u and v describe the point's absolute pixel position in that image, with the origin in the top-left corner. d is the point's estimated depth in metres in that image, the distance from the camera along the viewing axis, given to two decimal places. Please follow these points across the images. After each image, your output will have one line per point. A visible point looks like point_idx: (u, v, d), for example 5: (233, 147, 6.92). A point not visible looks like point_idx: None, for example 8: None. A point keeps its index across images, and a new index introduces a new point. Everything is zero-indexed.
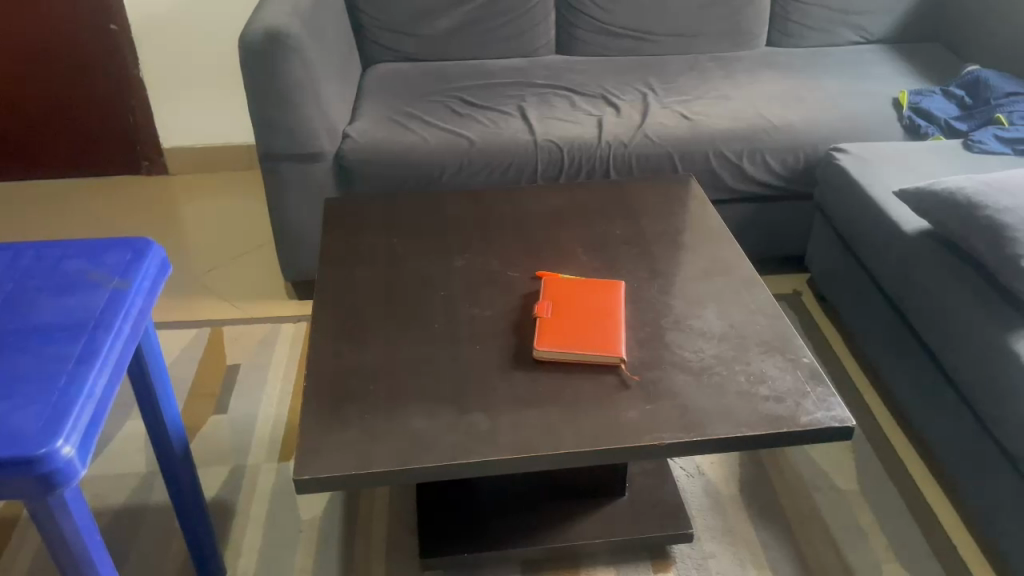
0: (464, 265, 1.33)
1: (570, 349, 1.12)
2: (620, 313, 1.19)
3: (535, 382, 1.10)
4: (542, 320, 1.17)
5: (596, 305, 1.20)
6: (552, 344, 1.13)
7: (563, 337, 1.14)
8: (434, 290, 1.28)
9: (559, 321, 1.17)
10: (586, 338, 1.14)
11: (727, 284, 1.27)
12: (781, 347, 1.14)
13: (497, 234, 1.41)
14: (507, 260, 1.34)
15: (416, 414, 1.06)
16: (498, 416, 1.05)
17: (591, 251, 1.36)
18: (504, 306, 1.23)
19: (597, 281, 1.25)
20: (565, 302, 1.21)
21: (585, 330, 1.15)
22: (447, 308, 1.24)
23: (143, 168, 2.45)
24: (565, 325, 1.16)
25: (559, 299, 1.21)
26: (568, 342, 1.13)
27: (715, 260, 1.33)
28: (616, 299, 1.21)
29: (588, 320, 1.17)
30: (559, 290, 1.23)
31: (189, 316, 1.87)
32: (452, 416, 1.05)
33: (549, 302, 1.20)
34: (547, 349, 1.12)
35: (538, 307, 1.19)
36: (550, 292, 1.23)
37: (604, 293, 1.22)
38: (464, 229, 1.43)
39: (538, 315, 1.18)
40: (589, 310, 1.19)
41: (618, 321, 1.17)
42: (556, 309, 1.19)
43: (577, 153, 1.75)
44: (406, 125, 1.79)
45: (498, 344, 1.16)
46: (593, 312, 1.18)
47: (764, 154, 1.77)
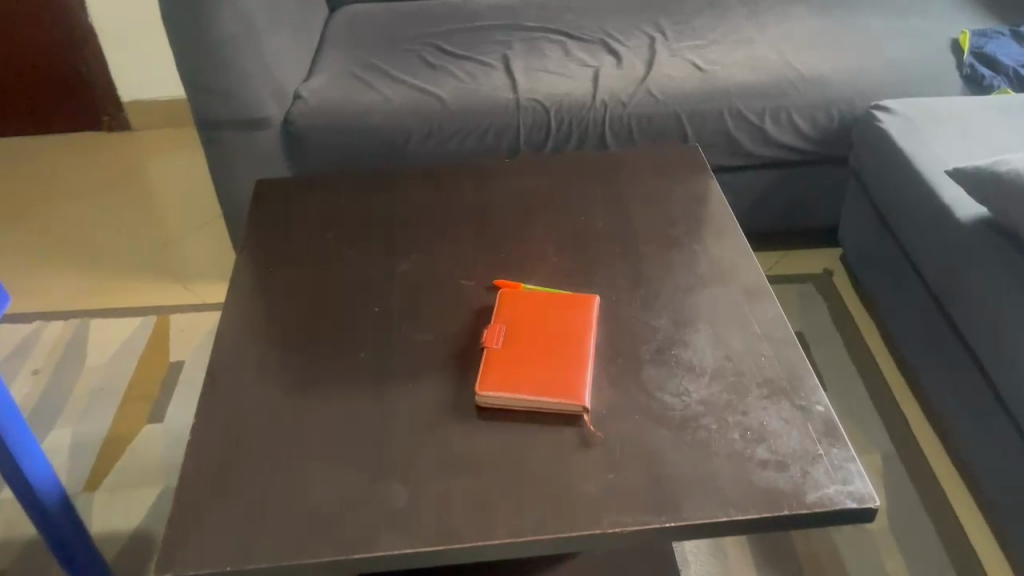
0: (408, 269, 1.10)
1: (521, 396, 0.89)
2: (589, 343, 0.95)
3: (473, 440, 0.87)
4: (489, 352, 0.94)
5: (558, 333, 0.96)
6: (500, 389, 0.90)
7: (515, 377, 0.91)
8: (366, 304, 1.05)
9: (512, 354, 0.94)
10: (543, 380, 0.91)
11: (728, 296, 1.02)
12: (790, 389, 0.90)
13: (453, 226, 1.17)
14: (461, 262, 1.10)
15: (318, 481, 0.84)
16: (419, 486, 0.83)
17: (564, 251, 1.11)
18: (447, 327, 1.00)
19: (564, 296, 1.01)
20: (523, 325, 0.97)
21: (543, 369, 0.92)
22: (378, 330, 1.01)
23: (103, 123, 2.24)
24: (518, 360, 0.93)
25: (514, 321, 0.98)
26: (519, 386, 0.90)
27: (715, 263, 1.07)
28: (585, 322, 0.98)
29: (548, 354, 0.94)
30: (515, 308, 0.99)
31: (134, 300, 1.67)
32: (362, 485, 0.84)
33: (501, 326, 0.97)
34: (490, 394, 0.90)
35: (487, 332, 0.96)
36: (504, 312, 0.99)
37: (571, 314, 0.99)
38: (414, 217, 1.19)
39: (485, 345, 0.95)
40: (550, 338, 0.96)
41: (586, 356, 0.94)
42: (508, 336, 0.96)
43: (566, 114, 1.48)
44: (368, 81, 1.54)
45: (433, 381, 0.94)
46: (556, 342, 0.95)
47: (789, 112, 1.48)
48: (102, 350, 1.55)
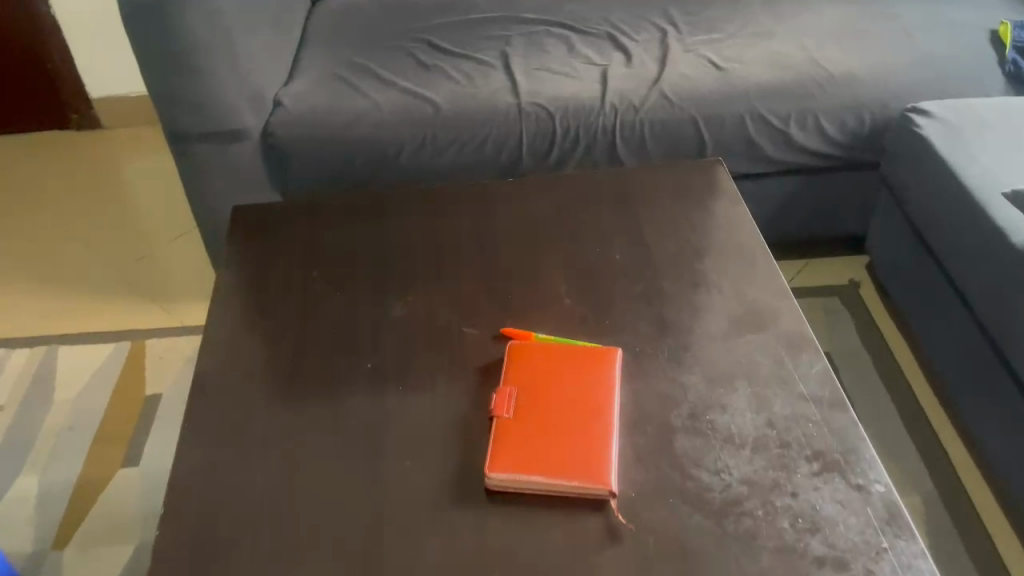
0: (403, 315, 0.97)
1: (538, 478, 0.78)
2: (612, 408, 0.84)
3: (483, 534, 0.76)
4: (499, 423, 0.83)
5: (577, 398, 0.85)
6: (512, 469, 0.79)
7: (529, 454, 0.80)
8: (357, 359, 0.93)
9: (525, 424, 0.82)
10: (562, 458, 0.79)
11: (765, 346, 0.91)
12: (844, 465, 0.79)
13: (452, 261, 1.05)
14: (463, 306, 0.98)
15: None
16: None
17: (578, 292, 0.99)
18: (449, 389, 0.88)
19: (582, 349, 0.90)
20: (536, 387, 0.86)
21: (561, 443, 0.81)
22: (370, 392, 0.89)
23: (71, 122, 2.09)
24: (533, 432, 0.82)
25: (526, 383, 0.86)
26: (534, 465, 0.79)
27: (750, 304, 0.96)
28: (607, 382, 0.86)
29: (566, 425, 0.82)
30: (527, 366, 0.88)
31: (104, 324, 1.53)
32: None
33: (512, 390, 0.85)
34: (502, 477, 0.78)
35: (496, 398, 0.84)
36: (515, 371, 0.88)
37: (591, 373, 0.87)
38: (408, 250, 1.06)
39: (495, 414, 0.83)
40: (567, 404, 0.84)
41: (609, 426, 0.82)
42: (520, 402, 0.84)
43: (572, 119, 1.35)
44: (355, 84, 1.40)
45: (435, 456, 0.82)
46: (574, 409, 0.84)
47: (817, 116, 1.35)
48: (72, 381, 1.42)
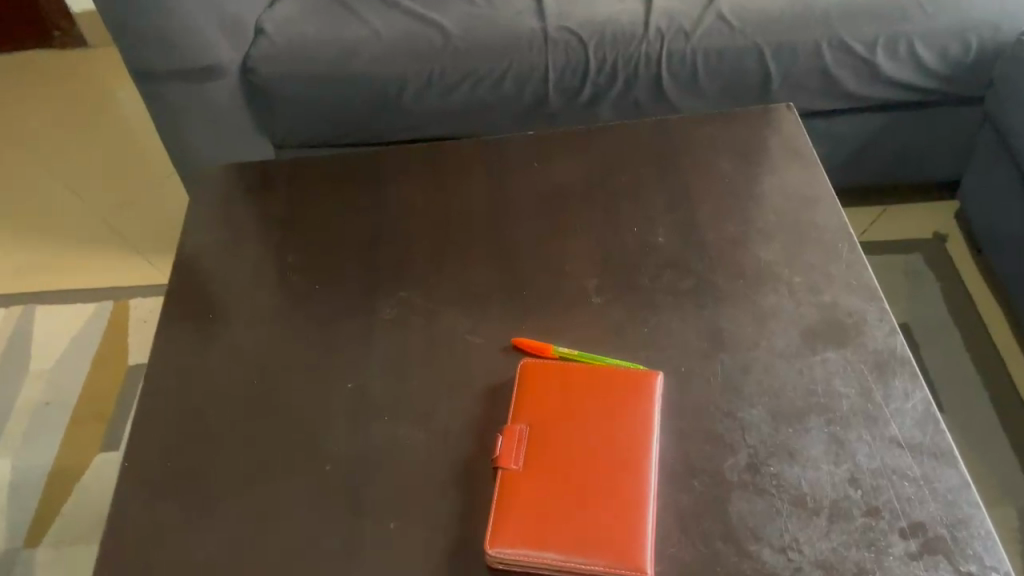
0: (394, 316, 0.79)
1: (552, 555, 0.61)
2: (649, 455, 0.66)
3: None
4: (505, 476, 0.65)
5: (605, 441, 0.67)
6: (521, 541, 0.62)
7: (542, 521, 0.62)
8: (335, 376, 0.74)
9: (538, 477, 0.65)
10: (584, 526, 0.62)
11: (846, 369, 0.72)
12: (952, 544, 0.61)
13: (456, 242, 0.86)
14: (467, 307, 0.79)
15: None
16: None
17: (611, 288, 0.80)
18: (447, 421, 0.71)
19: (614, 371, 0.71)
20: (553, 423, 0.68)
21: (583, 504, 0.63)
22: (348, 421, 0.72)
23: (54, 39, 1.90)
24: (547, 487, 0.64)
25: (540, 417, 0.68)
26: (549, 537, 0.62)
27: (829, 310, 0.76)
28: (643, 418, 0.68)
29: (590, 476, 0.65)
30: (542, 394, 0.70)
31: (82, 280, 1.37)
32: None
33: (522, 428, 0.67)
34: (506, 552, 0.61)
35: (502, 441, 0.67)
36: (527, 401, 0.69)
37: (622, 404, 0.69)
38: (405, 228, 0.87)
39: (501, 463, 0.66)
40: (592, 447, 0.66)
41: (646, 481, 0.64)
42: (533, 446, 0.67)
43: (609, 48, 1.12)
44: (351, 6, 1.18)
45: (426, 514, 0.65)
46: (600, 454, 0.66)
47: (911, 42, 1.10)
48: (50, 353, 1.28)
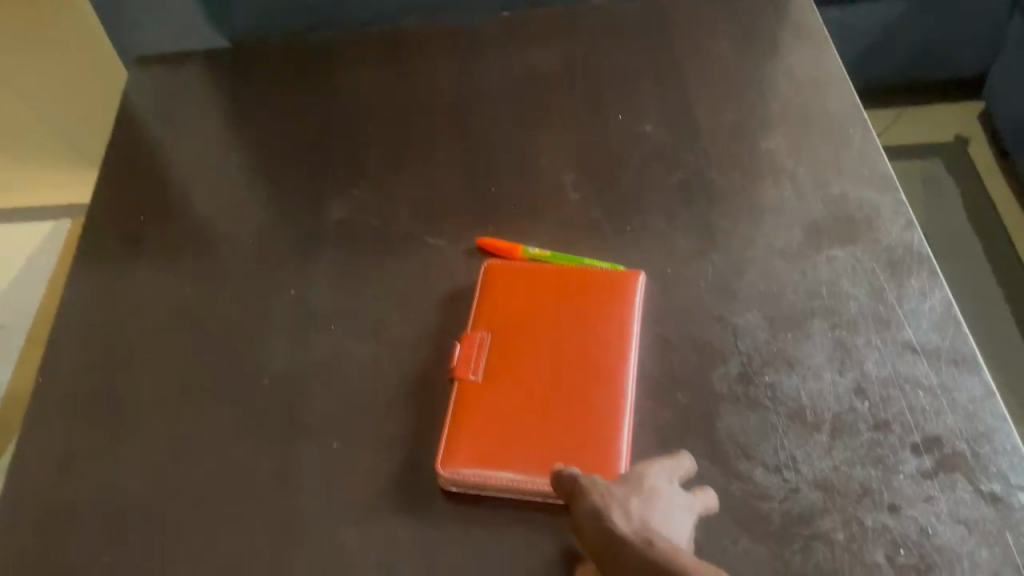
0: (347, 219, 0.71)
1: (512, 474, 0.53)
2: (626, 365, 0.58)
3: (429, 567, 0.52)
4: (462, 388, 0.57)
5: (575, 348, 0.58)
6: (476, 460, 0.54)
7: (501, 437, 0.55)
8: (277, 286, 0.68)
9: (498, 388, 0.57)
10: (549, 443, 0.54)
11: (856, 269, 0.63)
12: (972, 461, 0.53)
13: (419, 136, 0.77)
14: (428, 207, 0.71)
15: None
16: None
17: (590, 182, 0.71)
18: (401, 334, 0.63)
19: (589, 271, 0.62)
20: (518, 329, 0.60)
21: (548, 418, 0.55)
22: (293, 335, 0.65)
23: None
24: (509, 400, 0.56)
25: (504, 323, 0.60)
26: (508, 455, 0.54)
27: (836, 203, 0.67)
28: (620, 324, 0.59)
29: (558, 388, 0.57)
30: (507, 297, 0.61)
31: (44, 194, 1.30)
32: None
33: (483, 335, 0.59)
34: (459, 471, 0.54)
35: (460, 349, 0.59)
36: (489, 305, 0.61)
37: (598, 308, 0.60)
38: (362, 122, 0.78)
39: (457, 373, 0.58)
40: (561, 356, 0.58)
41: (621, 392, 0.56)
42: (494, 355, 0.59)
43: None
44: None
45: (375, 433, 0.58)
46: (571, 364, 0.58)
47: None
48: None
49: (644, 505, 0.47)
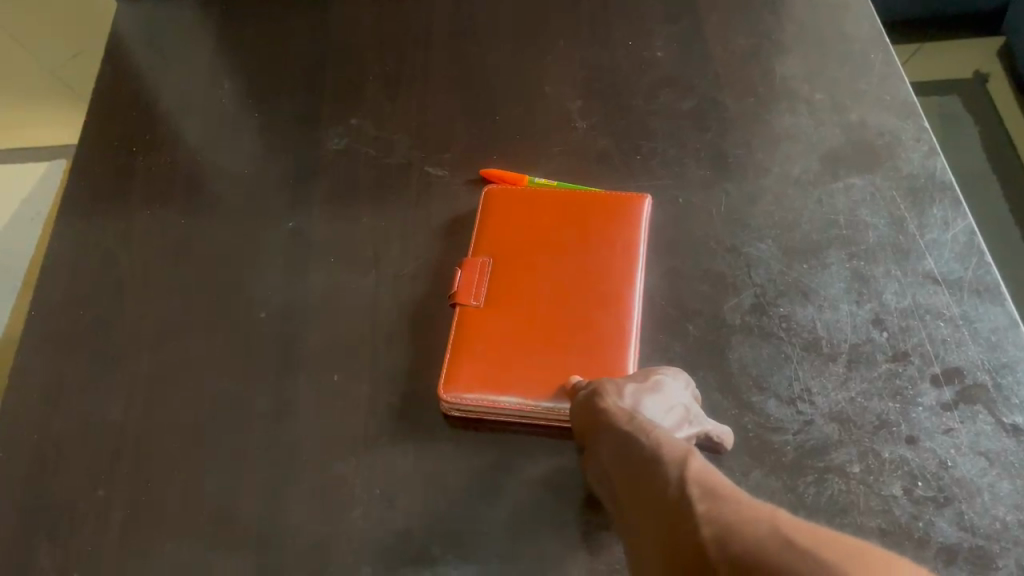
0: (344, 149, 0.69)
1: (516, 400, 0.52)
2: (632, 289, 0.56)
3: (429, 502, 0.51)
4: (463, 313, 0.55)
5: (579, 275, 0.56)
6: (479, 385, 0.52)
7: (502, 363, 0.53)
8: (271, 219, 0.66)
9: (499, 314, 0.55)
10: (553, 368, 0.52)
11: (875, 197, 0.60)
12: (995, 393, 0.51)
13: (419, 64, 0.74)
14: (428, 137, 0.68)
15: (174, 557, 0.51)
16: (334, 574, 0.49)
17: (596, 110, 0.68)
18: (400, 266, 0.61)
19: (595, 196, 0.59)
20: (521, 253, 0.57)
21: (552, 343, 0.54)
22: (289, 267, 0.63)
23: None
24: (513, 325, 0.54)
25: (508, 247, 0.58)
26: (512, 380, 0.52)
27: (854, 130, 0.64)
28: (626, 247, 0.57)
29: (563, 312, 0.55)
30: (510, 221, 0.59)
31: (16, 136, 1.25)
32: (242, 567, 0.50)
33: (486, 259, 0.57)
34: (458, 398, 0.52)
35: (461, 273, 0.56)
36: (491, 227, 0.59)
37: (603, 231, 0.58)
38: (359, 50, 0.75)
39: (457, 297, 0.56)
40: (566, 280, 0.56)
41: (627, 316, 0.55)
42: (495, 279, 0.56)
43: None
44: None
45: (373, 366, 0.57)
46: (576, 287, 0.56)
47: None
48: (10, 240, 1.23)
49: (643, 391, 0.47)
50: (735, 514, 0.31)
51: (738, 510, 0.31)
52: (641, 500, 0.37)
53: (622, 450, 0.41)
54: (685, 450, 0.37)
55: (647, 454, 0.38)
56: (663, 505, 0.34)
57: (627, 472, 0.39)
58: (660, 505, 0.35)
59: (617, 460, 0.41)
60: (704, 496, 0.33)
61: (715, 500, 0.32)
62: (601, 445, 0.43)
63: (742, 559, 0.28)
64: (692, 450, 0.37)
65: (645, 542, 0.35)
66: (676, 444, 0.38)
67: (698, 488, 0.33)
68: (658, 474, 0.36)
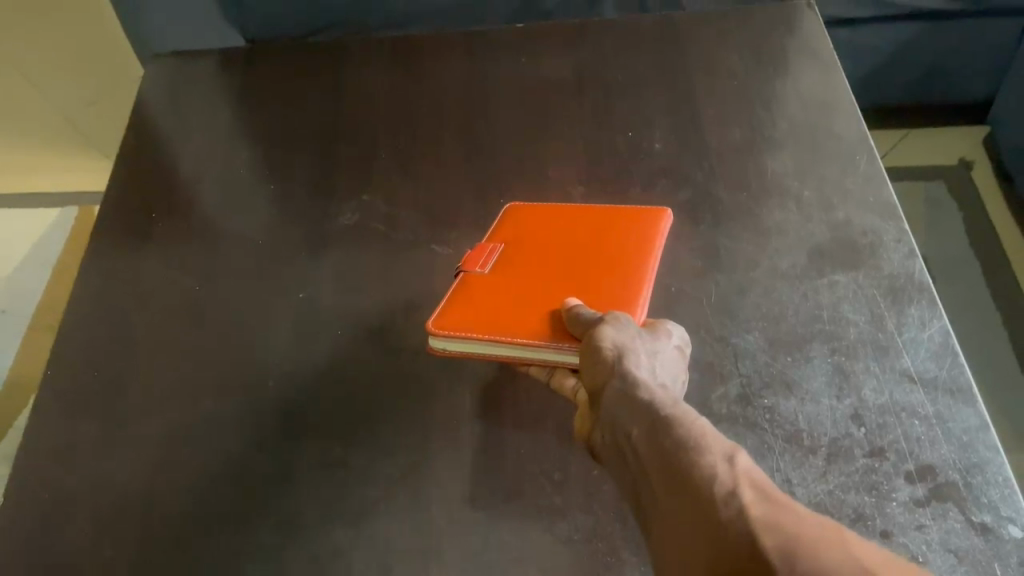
0: (354, 222, 0.72)
1: (508, 333, 0.56)
2: (643, 260, 0.60)
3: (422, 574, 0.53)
4: (467, 279, 0.62)
5: (581, 254, 0.61)
6: (472, 322, 0.58)
7: (493, 311, 0.58)
8: (282, 286, 0.68)
9: (500, 281, 0.61)
10: (549, 311, 0.57)
11: (856, 294, 0.63)
12: (964, 491, 0.53)
13: (431, 143, 0.77)
14: (435, 214, 0.72)
15: None
16: None
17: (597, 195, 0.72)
18: (403, 339, 0.64)
19: (612, 212, 0.65)
20: (529, 243, 0.64)
21: (553, 297, 0.58)
22: (297, 335, 0.65)
23: None
24: (516, 285, 0.60)
25: (518, 236, 0.65)
26: (508, 321, 0.57)
27: (838, 228, 0.67)
28: (633, 240, 0.62)
29: (572, 275, 0.60)
30: (519, 229, 0.65)
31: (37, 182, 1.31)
32: None
33: (497, 245, 0.64)
34: (447, 333, 0.58)
35: (473, 250, 0.64)
36: (513, 226, 0.66)
37: (617, 227, 0.63)
38: (374, 127, 0.79)
39: (464, 266, 0.62)
40: (574, 256, 0.61)
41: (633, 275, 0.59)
42: (503, 258, 0.63)
43: None
44: None
45: (374, 435, 0.59)
46: (587, 257, 0.61)
47: None
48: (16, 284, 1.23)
49: (656, 350, 0.49)
50: (801, 528, 0.33)
51: (812, 537, 0.33)
52: (677, 493, 0.37)
53: (647, 411, 0.42)
54: (728, 443, 0.39)
55: (685, 442, 0.39)
56: (715, 508, 0.35)
57: (652, 437, 0.41)
58: (707, 508, 0.36)
59: (648, 436, 0.41)
60: (760, 497, 0.35)
61: (778, 515, 0.34)
62: (619, 412, 0.43)
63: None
64: (739, 448, 0.38)
65: (681, 530, 0.36)
66: (720, 437, 0.39)
67: (754, 490, 0.35)
68: (704, 470, 0.37)
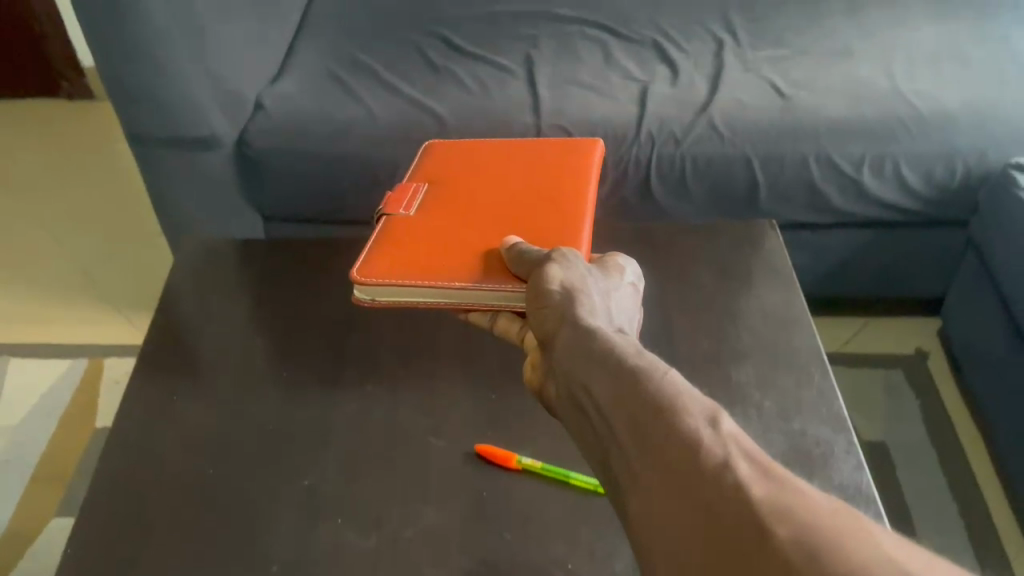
0: (357, 411, 0.79)
1: (435, 276, 0.76)
2: (537, 206, 0.83)
3: None
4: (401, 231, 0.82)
5: (487, 205, 0.84)
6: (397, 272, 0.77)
7: (418, 259, 0.78)
8: (288, 472, 0.74)
9: (424, 229, 0.82)
10: (462, 251, 0.78)
11: None
12: None
13: (431, 341, 0.86)
14: (430, 409, 0.79)
15: None
16: None
17: None
18: (396, 529, 0.69)
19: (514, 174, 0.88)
20: (449, 204, 0.85)
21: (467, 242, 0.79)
22: (299, 520, 0.71)
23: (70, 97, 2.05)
24: (436, 231, 0.82)
25: (444, 203, 0.86)
26: (433, 262, 0.78)
27: (794, 438, 0.75)
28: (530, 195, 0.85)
29: (483, 223, 0.82)
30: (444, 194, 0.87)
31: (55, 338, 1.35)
32: None
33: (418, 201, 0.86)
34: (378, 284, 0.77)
35: (399, 203, 0.85)
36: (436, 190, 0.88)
37: (517, 187, 0.86)
38: (380, 324, 0.87)
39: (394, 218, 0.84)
40: (485, 210, 0.84)
41: (566, 222, 0.81)
42: (427, 213, 0.84)
43: (600, 145, 1.15)
44: (352, 88, 1.22)
45: None
46: (497, 210, 0.83)
47: (896, 160, 1.12)
48: None
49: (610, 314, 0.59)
50: (787, 489, 0.39)
51: (798, 496, 0.38)
52: (655, 442, 0.44)
53: (621, 373, 0.49)
54: (704, 403, 0.46)
55: (665, 401, 0.46)
56: (708, 466, 0.41)
57: (627, 399, 0.47)
58: (691, 455, 0.42)
59: (623, 396, 0.48)
60: (743, 455, 0.41)
61: (777, 482, 0.39)
62: (593, 374, 0.51)
63: (810, 530, 0.36)
64: (717, 411, 0.45)
65: (666, 484, 0.42)
66: (694, 394, 0.46)
67: (741, 452, 0.42)
68: (687, 429, 0.44)
